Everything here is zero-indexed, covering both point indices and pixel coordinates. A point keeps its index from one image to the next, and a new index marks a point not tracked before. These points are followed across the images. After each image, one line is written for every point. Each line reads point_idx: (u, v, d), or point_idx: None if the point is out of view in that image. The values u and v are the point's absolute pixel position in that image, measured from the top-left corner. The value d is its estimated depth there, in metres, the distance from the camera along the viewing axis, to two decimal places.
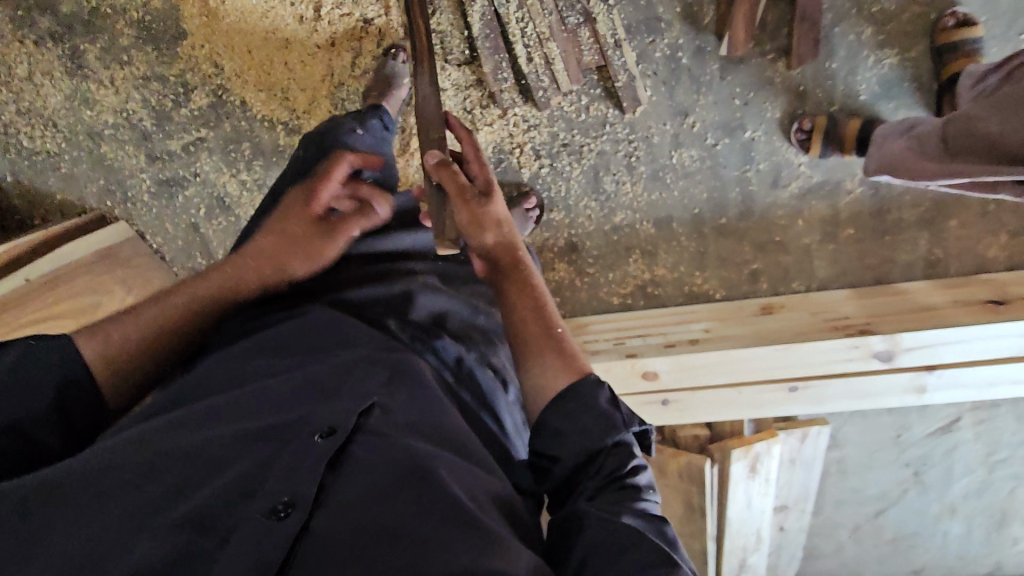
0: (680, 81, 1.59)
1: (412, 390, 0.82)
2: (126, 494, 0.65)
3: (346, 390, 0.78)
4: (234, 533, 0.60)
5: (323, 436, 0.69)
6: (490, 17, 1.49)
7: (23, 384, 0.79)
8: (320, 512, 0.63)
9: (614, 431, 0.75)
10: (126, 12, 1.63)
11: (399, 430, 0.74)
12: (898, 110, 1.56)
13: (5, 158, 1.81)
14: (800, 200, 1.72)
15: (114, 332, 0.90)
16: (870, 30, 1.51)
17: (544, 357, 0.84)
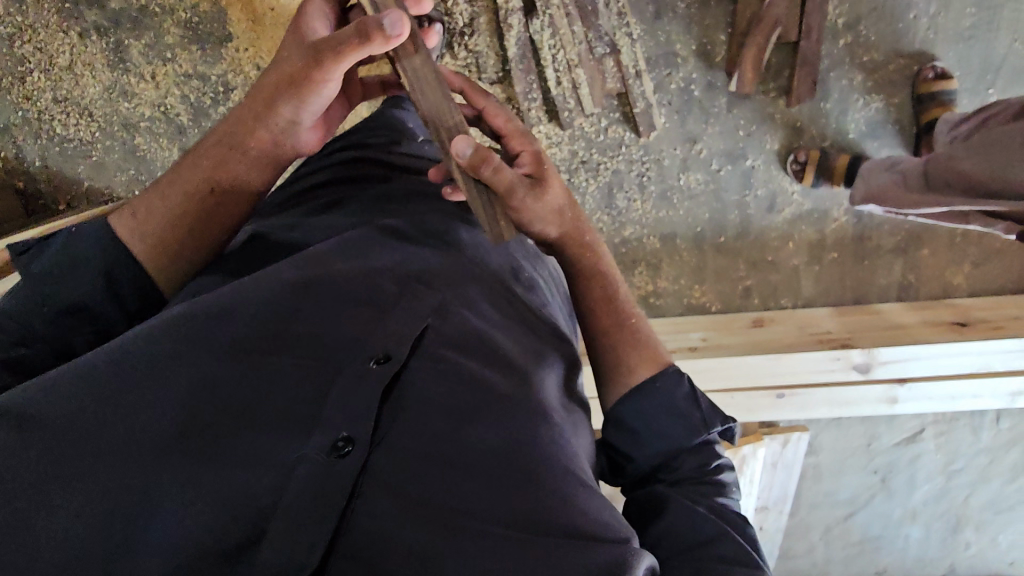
0: (692, 111, 1.75)
1: (463, 312, 0.75)
2: (153, 402, 0.57)
3: (397, 310, 0.71)
4: (295, 472, 0.55)
5: (380, 363, 0.63)
6: (524, 43, 1.63)
7: (72, 270, 0.78)
8: (381, 448, 0.58)
9: (697, 430, 0.83)
10: (175, 12, 1.71)
11: (456, 358, 0.68)
12: (881, 149, 1.76)
13: (33, 143, 1.83)
14: (792, 224, 1.88)
15: (141, 206, 0.83)
16: (861, 77, 1.69)
17: (624, 351, 0.89)
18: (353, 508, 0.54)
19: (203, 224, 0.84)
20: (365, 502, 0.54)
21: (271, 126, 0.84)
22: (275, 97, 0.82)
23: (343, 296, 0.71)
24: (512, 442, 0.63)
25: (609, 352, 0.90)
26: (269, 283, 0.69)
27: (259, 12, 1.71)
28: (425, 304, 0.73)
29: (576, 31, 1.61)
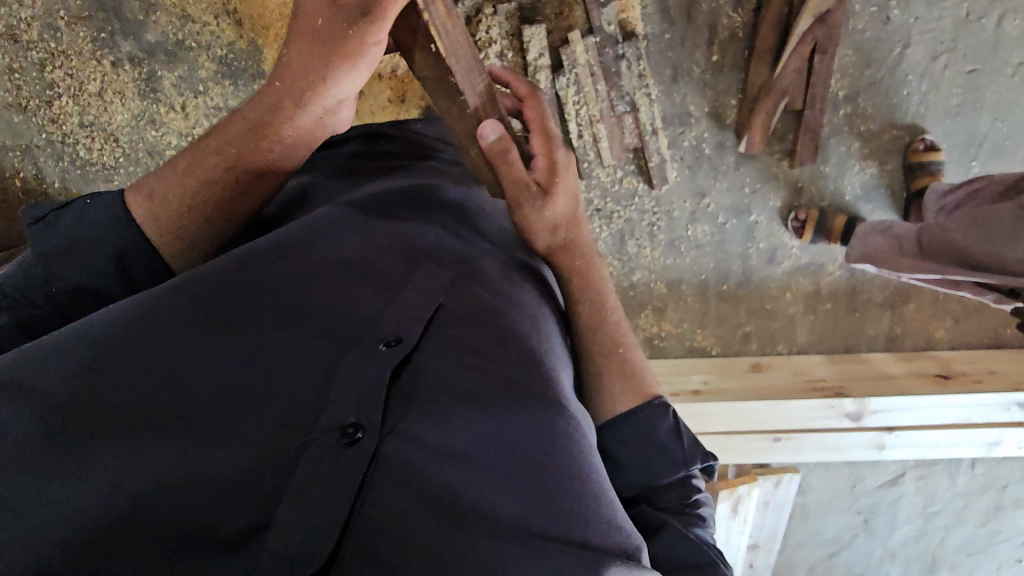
0: (701, 168, 1.86)
1: (473, 293, 0.75)
2: (162, 378, 0.57)
3: (408, 290, 0.72)
4: (304, 450, 0.55)
5: (389, 346, 0.64)
6: (550, 98, 1.72)
7: (79, 249, 0.81)
8: (392, 438, 0.57)
9: (676, 465, 0.87)
10: (211, 48, 1.75)
11: (465, 337, 0.69)
12: (874, 211, 1.88)
13: (55, 166, 1.83)
14: (790, 275, 2.00)
15: (157, 188, 0.85)
16: (858, 145, 1.82)
17: (614, 377, 0.92)
18: (363, 500, 0.54)
19: (221, 206, 0.86)
20: (373, 494, 0.54)
21: (315, 111, 0.84)
22: (322, 81, 0.81)
23: (349, 282, 0.70)
24: (522, 427, 0.63)
25: (602, 373, 0.92)
26: (277, 265, 0.70)
27: None
28: (436, 283, 0.74)
29: (600, 90, 1.69)
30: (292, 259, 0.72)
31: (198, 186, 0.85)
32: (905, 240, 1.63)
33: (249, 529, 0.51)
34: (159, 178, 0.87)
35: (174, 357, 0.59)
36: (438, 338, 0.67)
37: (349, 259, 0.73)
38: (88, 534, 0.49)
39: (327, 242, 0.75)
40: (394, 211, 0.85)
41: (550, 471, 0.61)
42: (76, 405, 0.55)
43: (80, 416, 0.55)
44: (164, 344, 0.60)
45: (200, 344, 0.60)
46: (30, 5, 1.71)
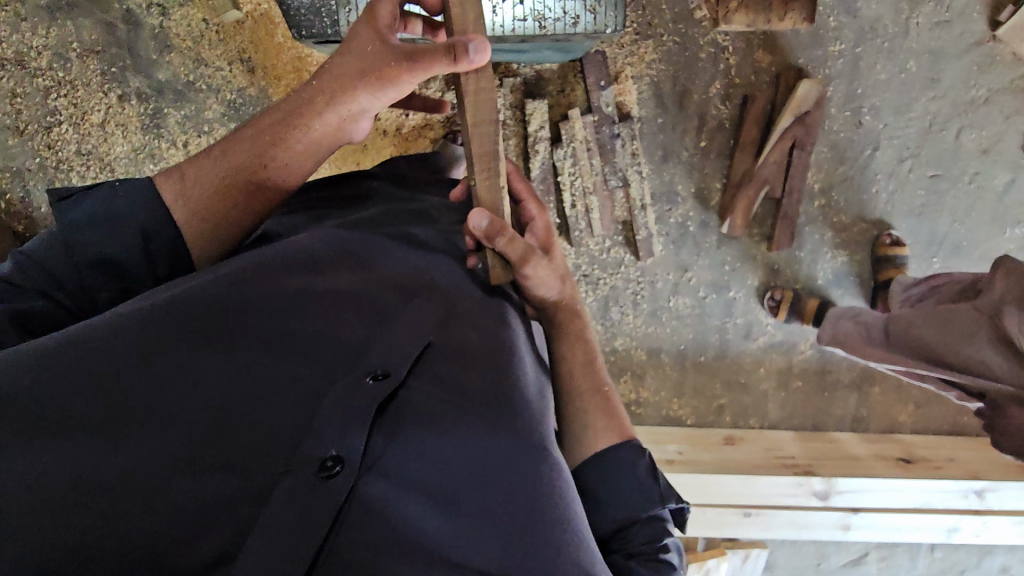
0: (686, 244, 1.94)
1: (467, 326, 0.76)
2: (139, 401, 0.57)
3: (401, 318, 0.72)
4: (280, 482, 0.56)
5: (376, 380, 0.64)
6: (548, 168, 1.80)
7: (106, 227, 0.80)
8: (370, 474, 0.59)
9: (650, 501, 0.83)
10: (221, 92, 1.77)
11: (456, 372, 0.69)
12: (843, 297, 1.99)
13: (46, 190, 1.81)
14: (765, 351, 2.06)
15: (190, 170, 0.87)
16: (830, 234, 1.94)
17: (594, 416, 0.90)
18: (336, 531, 0.56)
19: (245, 202, 0.88)
20: (346, 528, 0.56)
21: (339, 115, 0.85)
22: (354, 84, 0.82)
23: (341, 308, 0.70)
24: (499, 468, 0.64)
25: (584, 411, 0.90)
26: (271, 280, 0.70)
27: None
28: (429, 313, 0.74)
29: (597, 164, 1.79)
30: (284, 279, 0.71)
31: (223, 176, 0.87)
32: (873, 327, 1.73)
33: (224, 552, 0.54)
34: (187, 163, 0.88)
35: (160, 372, 0.59)
36: (427, 373, 0.68)
37: (344, 284, 0.73)
38: (62, 549, 0.51)
39: (321, 265, 0.75)
40: (390, 238, 0.85)
41: (521, 514, 0.63)
42: (56, 410, 0.56)
43: (59, 421, 0.55)
44: (150, 355, 0.60)
45: (187, 359, 0.60)
46: (42, 36, 1.73)
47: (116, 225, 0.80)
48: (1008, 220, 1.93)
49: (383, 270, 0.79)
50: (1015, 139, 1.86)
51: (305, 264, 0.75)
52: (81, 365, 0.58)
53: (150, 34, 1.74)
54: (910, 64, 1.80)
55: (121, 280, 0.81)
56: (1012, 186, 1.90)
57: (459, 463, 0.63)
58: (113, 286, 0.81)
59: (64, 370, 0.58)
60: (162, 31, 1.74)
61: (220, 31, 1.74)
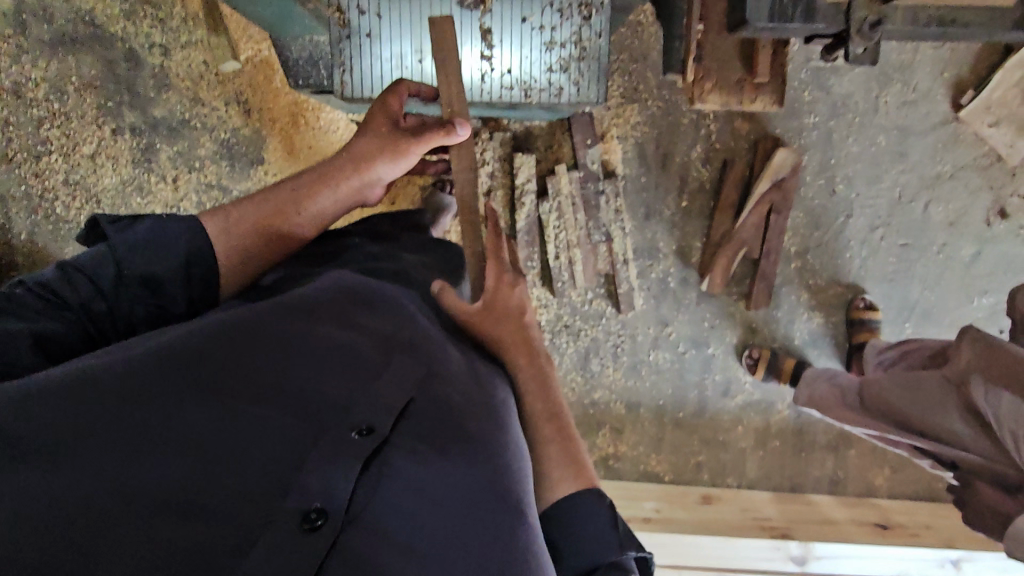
0: (666, 299, 1.97)
1: (450, 384, 0.77)
2: (118, 448, 0.55)
3: (387, 374, 0.72)
4: (258, 535, 0.53)
5: (361, 434, 0.63)
6: (533, 219, 1.84)
7: (151, 250, 0.85)
8: (352, 528, 0.56)
9: (608, 552, 0.77)
10: (215, 131, 1.80)
11: (438, 430, 0.69)
12: (819, 357, 2.02)
13: (30, 218, 1.81)
14: (742, 409, 2.07)
15: (234, 213, 0.96)
16: (806, 296, 1.99)
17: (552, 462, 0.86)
18: None
19: (275, 245, 1.00)
20: None
21: (363, 181, 1.07)
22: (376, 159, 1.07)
23: (328, 361, 0.70)
24: (480, 529, 0.63)
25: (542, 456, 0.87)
26: (261, 332, 0.71)
27: (297, 145, 1.82)
28: (414, 370, 0.75)
29: (581, 219, 1.84)
30: (274, 331, 0.72)
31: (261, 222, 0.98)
32: (848, 391, 1.74)
33: None
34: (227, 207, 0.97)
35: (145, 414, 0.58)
36: (411, 429, 0.67)
37: (332, 338, 0.74)
38: None
39: (310, 319, 0.76)
40: (379, 295, 0.87)
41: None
42: (31, 447, 0.54)
43: (34, 458, 0.53)
44: (137, 398, 0.59)
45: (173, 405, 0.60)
46: (41, 68, 1.75)
47: (164, 251, 0.86)
48: (976, 290, 1.99)
49: (372, 326, 0.80)
50: (980, 213, 1.95)
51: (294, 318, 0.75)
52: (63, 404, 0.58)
53: (149, 72, 1.77)
54: (880, 138, 1.90)
55: (157, 301, 0.86)
56: (978, 258, 1.98)
57: (441, 521, 0.61)
58: (147, 305, 0.86)
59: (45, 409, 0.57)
60: (161, 71, 1.77)
61: (219, 74, 1.78)
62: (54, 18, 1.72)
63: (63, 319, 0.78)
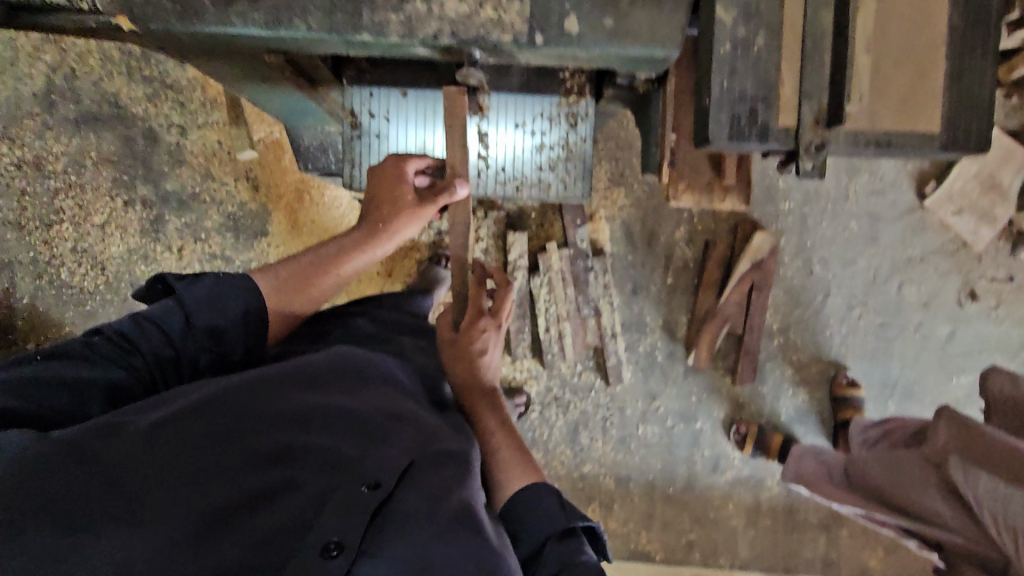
0: (654, 372, 2.01)
1: (444, 450, 0.88)
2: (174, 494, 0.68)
3: (390, 440, 0.85)
4: (286, 566, 0.64)
5: (368, 487, 0.74)
6: (524, 293, 1.92)
7: (217, 303, 0.95)
8: (362, 560, 0.67)
9: (556, 529, 0.88)
10: (223, 205, 1.89)
11: (435, 484, 0.81)
12: (806, 433, 2.05)
13: (35, 283, 1.87)
14: (732, 486, 2.06)
15: (285, 272, 1.07)
16: (790, 371, 2.04)
17: (510, 465, 0.99)
18: None
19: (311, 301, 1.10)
20: None
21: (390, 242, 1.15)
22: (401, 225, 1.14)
23: (341, 429, 0.83)
24: (467, 559, 0.73)
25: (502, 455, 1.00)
26: (286, 400, 0.84)
27: (301, 220, 1.91)
28: (412, 439, 0.87)
29: (571, 294, 1.91)
30: (297, 400, 0.85)
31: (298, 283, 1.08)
32: (834, 468, 1.78)
33: None
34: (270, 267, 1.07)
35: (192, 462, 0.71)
36: (410, 484, 0.79)
37: (344, 408, 0.87)
38: None
39: (324, 391, 0.89)
40: (382, 370, 1.00)
41: None
42: (101, 484, 0.66)
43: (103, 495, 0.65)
44: (185, 447, 0.72)
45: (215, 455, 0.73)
46: (63, 144, 1.86)
47: (224, 305, 0.95)
48: (953, 368, 2.06)
49: (372, 395, 0.93)
50: (951, 294, 2.04)
51: (312, 389, 0.88)
52: (123, 447, 0.69)
53: (165, 150, 1.87)
54: (852, 223, 2.02)
55: (218, 348, 0.96)
56: (953, 337, 2.05)
57: (435, 549, 0.72)
58: (212, 351, 0.95)
59: (110, 451, 0.68)
60: (176, 149, 1.87)
61: (231, 153, 1.88)
62: (80, 100, 1.85)
63: (129, 367, 0.86)
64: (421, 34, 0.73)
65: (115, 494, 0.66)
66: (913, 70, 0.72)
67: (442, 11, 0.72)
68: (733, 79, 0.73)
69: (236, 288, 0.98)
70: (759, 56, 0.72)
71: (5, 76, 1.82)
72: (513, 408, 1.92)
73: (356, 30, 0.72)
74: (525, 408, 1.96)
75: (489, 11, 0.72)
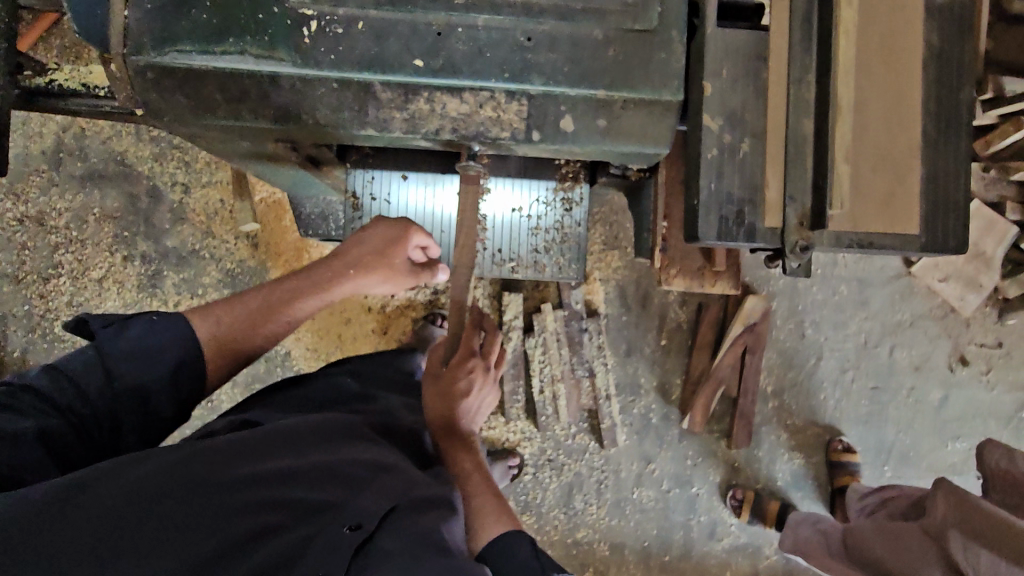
0: (649, 435, 1.99)
1: (430, 500, 0.81)
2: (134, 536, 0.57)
3: (372, 486, 0.77)
4: None
5: (353, 530, 0.69)
6: (519, 353, 1.92)
7: (148, 355, 0.82)
8: None
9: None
10: (222, 261, 1.91)
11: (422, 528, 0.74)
12: (804, 499, 2.02)
13: (28, 336, 1.86)
14: (729, 553, 2.01)
15: (224, 315, 0.95)
16: (785, 435, 2.03)
17: (488, 509, 1.08)
18: None
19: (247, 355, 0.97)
20: None
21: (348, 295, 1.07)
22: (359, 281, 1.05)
23: (319, 474, 0.74)
24: None
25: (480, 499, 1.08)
26: (261, 442, 0.75)
27: None
28: (397, 486, 0.79)
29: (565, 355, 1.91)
30: (273, 444, 0.76)
31: (242, 327, 0.96)
32: (831, 537, 1.74)
33: None
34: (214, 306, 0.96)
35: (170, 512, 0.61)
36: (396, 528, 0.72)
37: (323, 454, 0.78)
38: None
39: (300, 437, 0.80)
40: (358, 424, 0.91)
41: None
42: (52, 525, 0.55)
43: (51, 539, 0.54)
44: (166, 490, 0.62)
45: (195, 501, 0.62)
46: (67, 200, 1.89)
47: (155, 357, 0.83)
48: (948, 433, 2.05)
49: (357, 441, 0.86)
50: (942, 359, 2.06)
51: (287, 434, 0.79)
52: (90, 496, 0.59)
53: (168, 207, 1.91)
54: (842, 288, 2.04)
55: (146, 407, 0.83)
56: (945, 402, 2.06)
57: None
58: (138, 412, 0.82)
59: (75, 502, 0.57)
60: (179, 207, 1.91)
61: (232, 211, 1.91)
62: (88, 158, 1.89)
63: (45, 419, 0.72)
64: (423, 130, 0.76)
65: (83, 554, 0.54)
66: (893, 175, 0.71)
67: (444, 110, 0.75)
68: (720, 181, 0.70)
69: (179, 335, 0.86)
70: (745, 161, 0.70)
71: (16, 135, 1.87)
72: (506, 471, 1.89)
73: (360, 126, 0.75)
74: (519, 470, 1.93)
75: (489, 110, 0.76)
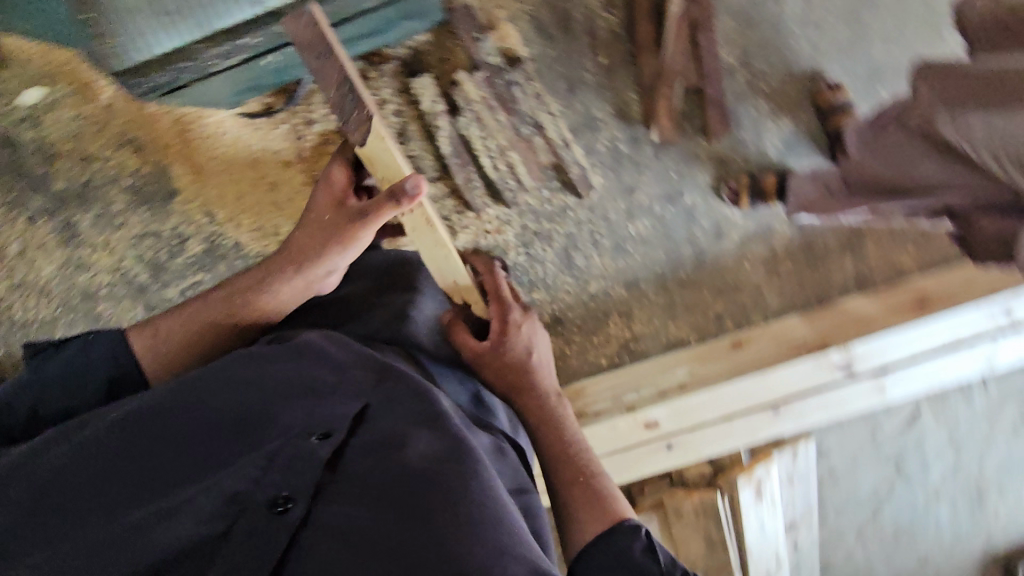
0: (623, 166, 1.86)
1: (377, 441, 0.87)
2: (57, 523, 0.77)
3: (289, 415, 0.88)
4: (212, 492, 0.79)
5: (322, 440, 0.86)
6: (456, 139, 1.72)
7: (80, 375, 1.01)
8: (319, 500, 0.80)
9: (420, 451, 0.85)
10: (120, 181, 1.74)
11: (371, 451, 0.85)
12: (802, 162, 1.89)
13: (20, 322, 1.82)
14: (741, 246, 1.98)
15: (161, 326, 1.11)
16: (765, 105, 1.85)
17: (580, 507, 1.01)
18: (252, 522, 0.77)
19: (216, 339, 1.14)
20: (309, 530, 0.77)
21: (311, 275, 1.14)
22: (322, 253, 1.11)
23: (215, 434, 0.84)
24: (392, 457, 0.84)
25: (572, 504, 1.02)
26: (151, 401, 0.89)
27: (202, 163, 1.73)
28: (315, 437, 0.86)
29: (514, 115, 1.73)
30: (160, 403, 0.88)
31: (193, 331, 1.12)
32: None
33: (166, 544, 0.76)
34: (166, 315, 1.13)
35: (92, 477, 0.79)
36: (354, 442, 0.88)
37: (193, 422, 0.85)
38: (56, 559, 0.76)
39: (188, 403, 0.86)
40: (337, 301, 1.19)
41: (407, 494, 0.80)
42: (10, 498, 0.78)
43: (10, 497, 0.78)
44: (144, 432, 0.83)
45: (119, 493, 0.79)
46: None
47: (85, 375, 1.02)
48: (943, 21, 1.77)
49: (341, 376, 0.96)
50: None
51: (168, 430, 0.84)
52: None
53: (34, 150, 1.71)
54: None
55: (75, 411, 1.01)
56: None
57: (375, 467, 0.83)
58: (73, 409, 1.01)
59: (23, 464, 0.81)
60: (45, 142, 1.70)
61: (98, 124, 1.70)
62: None
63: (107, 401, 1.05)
64: None
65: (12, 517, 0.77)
66: None
67: None
68: None
69: (93, 362, 1.03)
70: None
71: None
72: None
73: None
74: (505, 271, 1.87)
75: None
